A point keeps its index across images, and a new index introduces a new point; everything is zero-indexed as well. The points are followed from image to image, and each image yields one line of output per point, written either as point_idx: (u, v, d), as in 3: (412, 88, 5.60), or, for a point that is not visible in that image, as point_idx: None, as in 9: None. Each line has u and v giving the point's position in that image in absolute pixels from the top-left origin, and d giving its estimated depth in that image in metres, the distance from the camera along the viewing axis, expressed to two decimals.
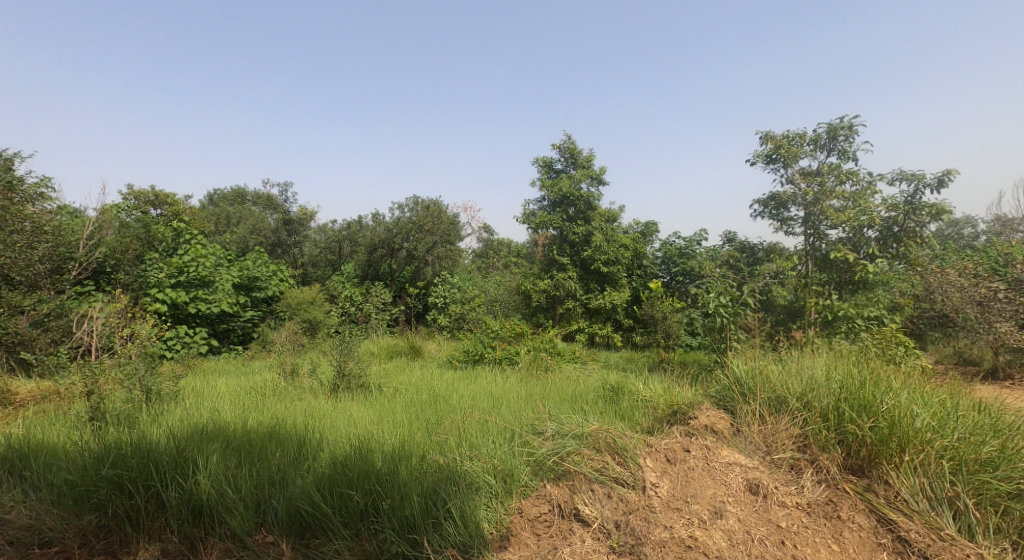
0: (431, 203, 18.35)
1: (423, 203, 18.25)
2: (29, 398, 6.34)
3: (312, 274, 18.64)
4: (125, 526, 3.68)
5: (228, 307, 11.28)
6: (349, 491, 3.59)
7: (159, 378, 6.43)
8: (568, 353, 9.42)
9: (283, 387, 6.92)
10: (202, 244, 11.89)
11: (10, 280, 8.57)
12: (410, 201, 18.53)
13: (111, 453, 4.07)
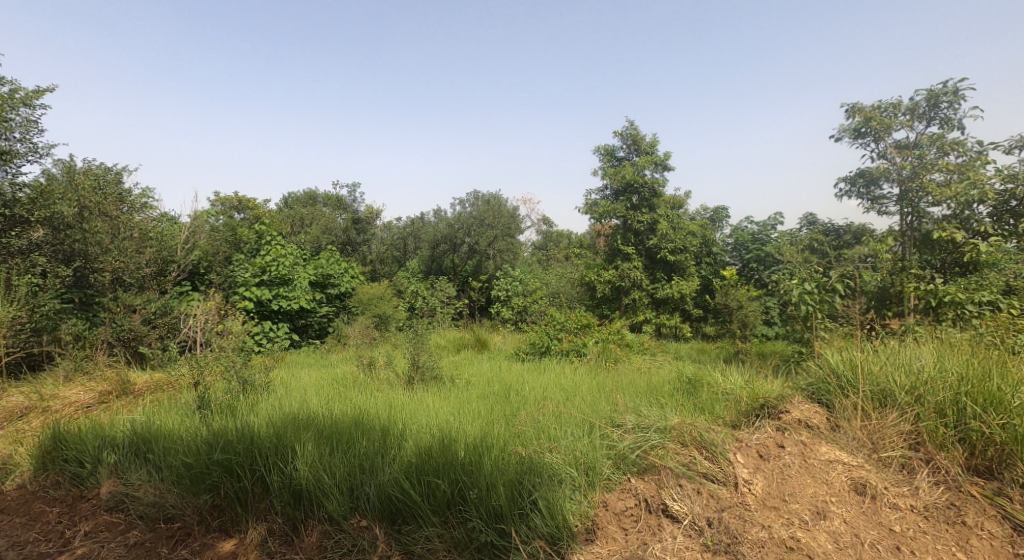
0: (491, 198, 18.88)
1: (483, 198, 18.85)
2: (146, 387, 7.01)
3: (380, 270, 19.28)
4: (236, 506, 3.98)
5: (305, 304, 11.91)
6: (436, 479, 3.68)
7: (253, 370, 6.91)
8: (637, 344, 9.19)
9: (362, 378, 7.23)
10: (281, 245, 12.57)
11: (122, 281, 9.45)
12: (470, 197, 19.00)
13: (220, 439, 4.41)
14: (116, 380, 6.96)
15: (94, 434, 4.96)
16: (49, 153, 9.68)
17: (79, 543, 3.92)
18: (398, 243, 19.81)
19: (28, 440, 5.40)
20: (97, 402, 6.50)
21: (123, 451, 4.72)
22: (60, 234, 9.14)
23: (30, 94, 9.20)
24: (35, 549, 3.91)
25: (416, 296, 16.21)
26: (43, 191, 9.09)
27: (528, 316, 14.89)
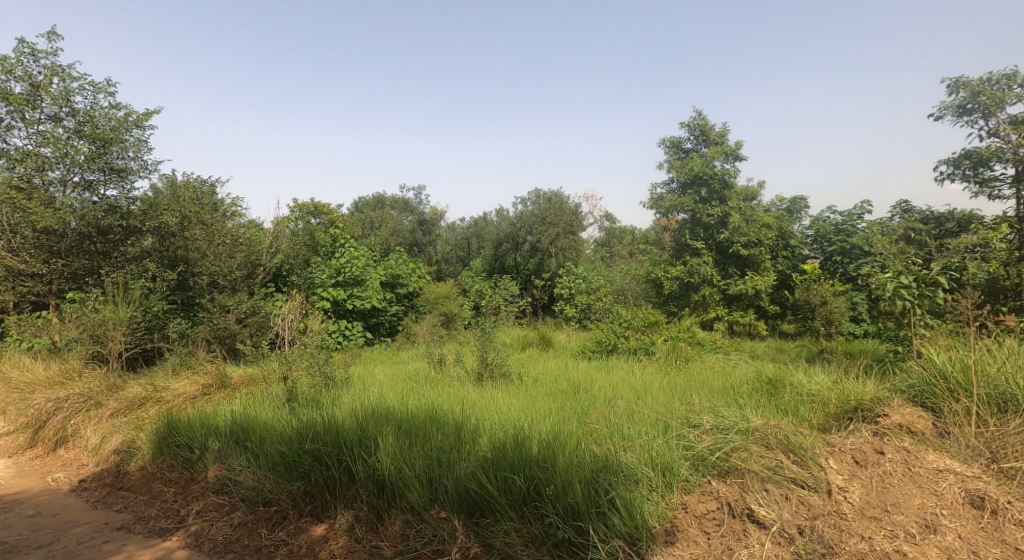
0: (554, 195, 18.76)
1: (546, 195, 18.74)
2: (241, 381, 7.58)
3: (445, 270, 19.74)
4: (325, 493, 4.22)
5: (378, 303, 12.62)
6: (512, 475, 3.71)
7: (333, 366, 7.28)
8: (709, 343, 8.81)
9: (434, 375, 7.43)
10: (354, 248, 13.30)
11: (217, 284, 10.27)
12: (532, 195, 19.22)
13: (309, 430, 4.69)
14: (216, 374, 7.56)
15: (200, 423, 5.42)
16: (157, 169, 10.70)
17: (192, 521, 4.31)
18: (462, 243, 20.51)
19: (145, 427, 5.98)
20: (201, 394, 7.09)
21: (225, 439, 5.12)
22: (167, 241, 10.15)
23: (144, 118, 10.25)
24: (157, 525, 4.35)
25: (481, 296, 16.43)
26: (151, 204, 9.95)
27: (591, 314, 14.64)
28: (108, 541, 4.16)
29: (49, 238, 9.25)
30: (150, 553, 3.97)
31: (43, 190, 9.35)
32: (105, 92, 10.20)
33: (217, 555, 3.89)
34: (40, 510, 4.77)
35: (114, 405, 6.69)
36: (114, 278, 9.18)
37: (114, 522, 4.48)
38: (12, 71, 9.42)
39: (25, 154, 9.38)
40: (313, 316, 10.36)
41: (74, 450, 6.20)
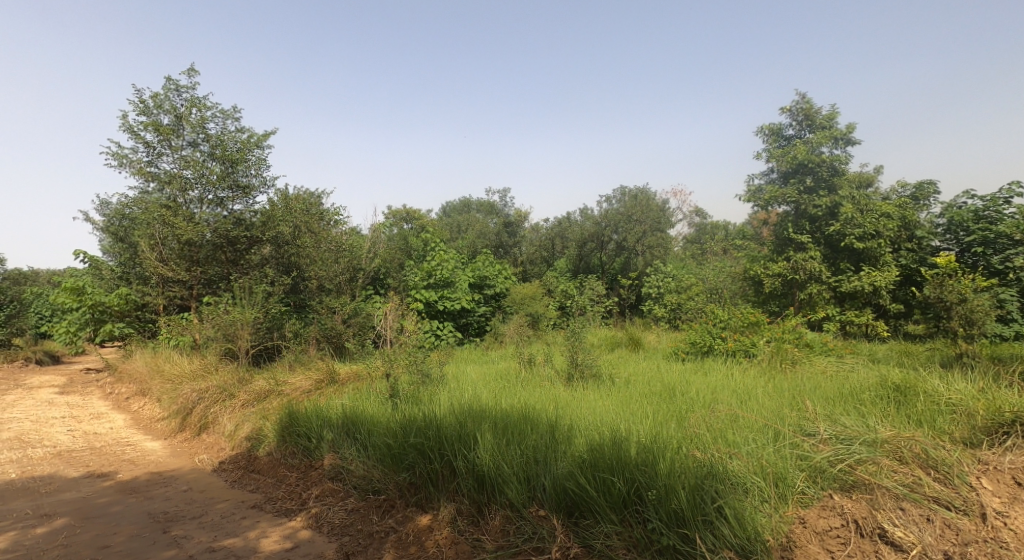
0: (639, 192, 18.43)
1: (631, 193, 18.45)
2: (348, 376, 8.12)
3: (530, 271, 19.84)
4: (429, 485, 4.40)
5: (467, 304, 13.01)
6: (611, 477, 3.64)
7: (430, 364, 7.56)
8: (819, 344, 8.11)
9: (525, 374, 7.50)
10: (443, 250, 13.61)
11: (324, 287, 10.98)
12: (616, 193, 18.91)
13: (413, 425, 4.94)
14: (326, 370, 8.15)
15: (316, 415, 5.89)
16: (274, 184, 11.74)
17: (313, 504, 4.69)
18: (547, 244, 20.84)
19: (270, 416, 6.59)
20: (315, 388, 7.67)
21: (337, 431, 5.52)
22: (282, 249, 11.18)
23: (263, 138, 11.31)
24: (284, 506, 4.77)
25: (566, 296, 16.33)
26: (270, 216, 11.06)
27: (681, 313, 14.06)
28: (245, 517, 4.62)
29: (192, 249, 10.66)
30: (279, 530, 4.36)
31: (185, 208, 10.65)
32: (232, 118, 11.39)
33: (335, 536, 4.19)
34: (190, 487, 5.40)
35: (244, 397, 7.43)
36: (242, 283, 10.31)
37: (249, 501, 4.97)
38: (161, 105, 10.76)
39: (171, 176, 10.69)
40: (408, 315, 10.77)
41: (214, 435, 6.97)
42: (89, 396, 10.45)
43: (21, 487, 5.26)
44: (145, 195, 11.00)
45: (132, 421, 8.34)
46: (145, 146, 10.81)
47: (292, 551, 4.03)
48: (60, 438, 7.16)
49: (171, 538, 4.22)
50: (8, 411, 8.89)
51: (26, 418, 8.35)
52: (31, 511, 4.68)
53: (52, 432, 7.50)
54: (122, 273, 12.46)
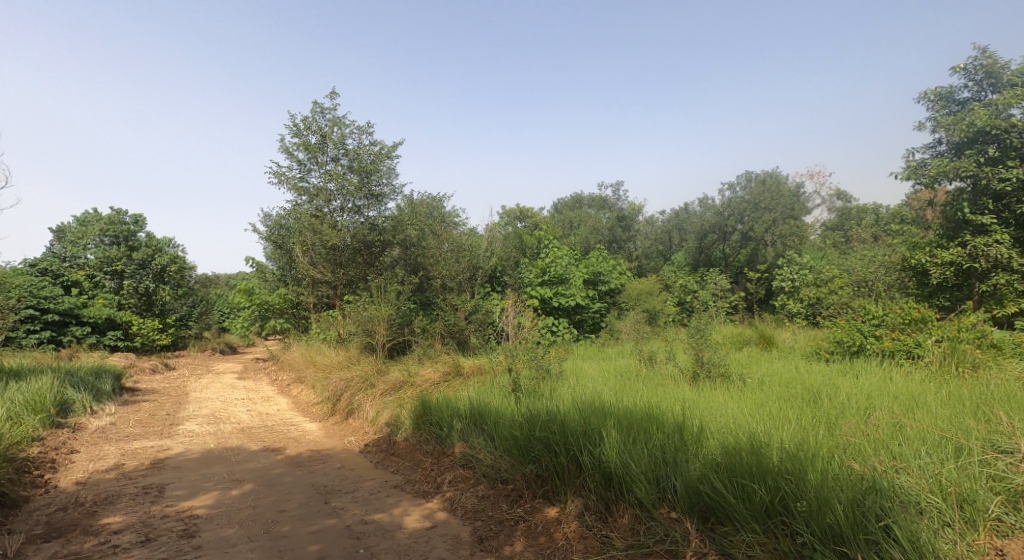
0: (767, 177, 17.44)
1: (758, 178, 17.44)
2: (472, 370, 8.50)
3: (645, 266, 20.82)
4: (556, 479, 4.48)
5: (582, 300, 12.95)
6: (752, 484, 3.43)
7: (550, 360, 7.67)
8: (1009, 345, 6.84)
9: (646, 372, 7.31)
10: (556, 248, 13.77)
11: (446, 286, 11.52)
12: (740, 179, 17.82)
13: (538, 419, 5.06)
14: (452, 364, 8.60)
15: (447, 405, 6.29)
16: (403, 191, 12.68)
17: (447, 488, 5.01)
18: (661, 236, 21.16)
19: (406, 405, 7.13)
20: (443, 380, 8.14)
21: (467, 422, 5.85)
22: (409, 251, 11.96)
23: (393, 149, 12.26)
24: (421, 488, 5.14)
25: (687, 291, 15.57)
26: (398, 221, 11.92)
27: (821, 308, 12.77)
28: (389, 495, 5.06)
29: (335, 254, 11.84)
30: (419, 510, 4.70)
31: (329, 216, 11.87)
32: (367, 133, 12.47)
33: (468, 520, 4.43)
34: (343, 464, 6.03)
35: (382, 386, 8.10)
36: (377, 283, 11.29)
37: (392, 481, 5.42)
38: (309, 126, 12.07)
39: (318, 189, 11.93)
40: (527, 310, 10.97)
41: (359, 420, 7.70)
42: (260, 381, 12.07)
43: (217, 455, 6.24)
44: (297, 207, 12.37)
45: (293, 404, 9.49)
46: (297, 164, 12.20)
47: (432, 530, 4.33)
48: (241, 416, 8.37)
49: (332, 508, 4.74)
50: (203, 392, 10.57)
51: (215, 398, 9.89)
52: (226, 475, 5.53)
53: (235, 411, 8.81)
54: (281, 276, 14.21)
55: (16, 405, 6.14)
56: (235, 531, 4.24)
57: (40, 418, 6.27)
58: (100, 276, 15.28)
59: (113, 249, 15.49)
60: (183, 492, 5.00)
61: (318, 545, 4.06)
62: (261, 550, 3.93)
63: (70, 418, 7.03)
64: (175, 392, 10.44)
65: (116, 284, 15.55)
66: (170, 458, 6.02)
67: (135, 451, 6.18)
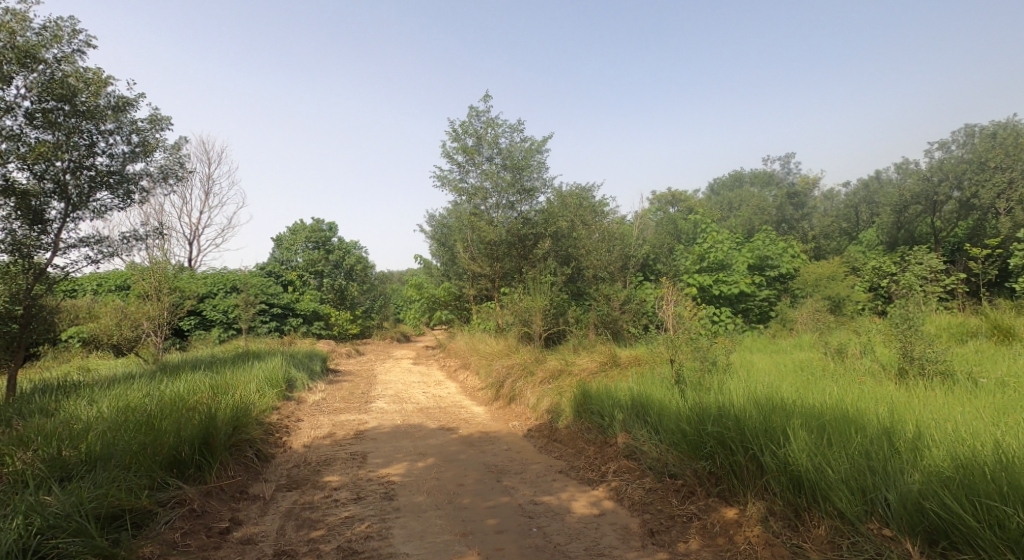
0: (999, 129, 14.31)
1: (984, 132, 14.47)
2: (630, 360, 8.35)
3: (825, 248, 18.26)
4: (732, 478, 4.24)
5: (746, 287, 11.72)
6: (1003, 507, 2.89)
7: (717, 351, 7.21)
8: None
9: (834, 367, 6.51)
10: (716, 232, 12.82)
11: (599, 276, 11.45)
12: (956, 136, 15.00)
13: (709, 414, 4.85)
14: (608, 354, 8.54)
15: (607, 395, 6.32)
16: (553, 184, 12.92)
17: (611, 478, 5.03)
18: (844, 212, 18.57)
19: (566, 393, 7.30)
20: (600, 369, 8.14)
21: (629, 412, 5.82)
22: (561, 243, 12.17)
23: (543, 144, 12.56)
24: (586, 475, 5.23)
25: (880, 274, 13.46)
26: (549, 214, 12.20)
27: None
28: (556, 479, 5.24)
29: (492, 249, 12.52)
30: (586, 496, 4.79)
31: (486, 213, 12.54)
32: (519, 130, 12.92)
33: (637, 511, 4.39)
34: (511, 446, 6.38)
35: (541, 374, 8.37)
36: (532, 274, 11.71)
37: (557, 465, 5.59)
38: (466, 130, 12.85)
39: (475, 190, 12.63)
40: (685, 298, 10.41)
41: (521, 405, 8.05)
42: (431, 367, 13.24)
43: (404, 430, 7.03)
44: (457, 207, 13.28)
45: (461, 388, 10.25)
46: (456, 167, 13.07)
47: (601, 517, 4.38)
48: (419, 398, 9.28)
49: (504, 486, 5.05)
50: (387, 375, 11.92)
51: (397, 380, 11.13)
52: (412, 449, 6.20)
53: (413, 392, 9.82)
54: (445, 271, 15.39)
55: (260, 380, 7.57)
56: (424, 499, 4.74)
57: (276, 391, 7.65)
58: (307, 275, 18.09)
59: (315, 252, 18.23)
60: (380, 460, 5.72)
61: (496, 520, 4.35)
62: (448, 518, 4.34)
63: (294, 392, 8.46)
64: (366, 374, 11.97)
65: (318, 282, 18.25)
66: (368, 430, 6.92)
67: (341, 423, 7.23)
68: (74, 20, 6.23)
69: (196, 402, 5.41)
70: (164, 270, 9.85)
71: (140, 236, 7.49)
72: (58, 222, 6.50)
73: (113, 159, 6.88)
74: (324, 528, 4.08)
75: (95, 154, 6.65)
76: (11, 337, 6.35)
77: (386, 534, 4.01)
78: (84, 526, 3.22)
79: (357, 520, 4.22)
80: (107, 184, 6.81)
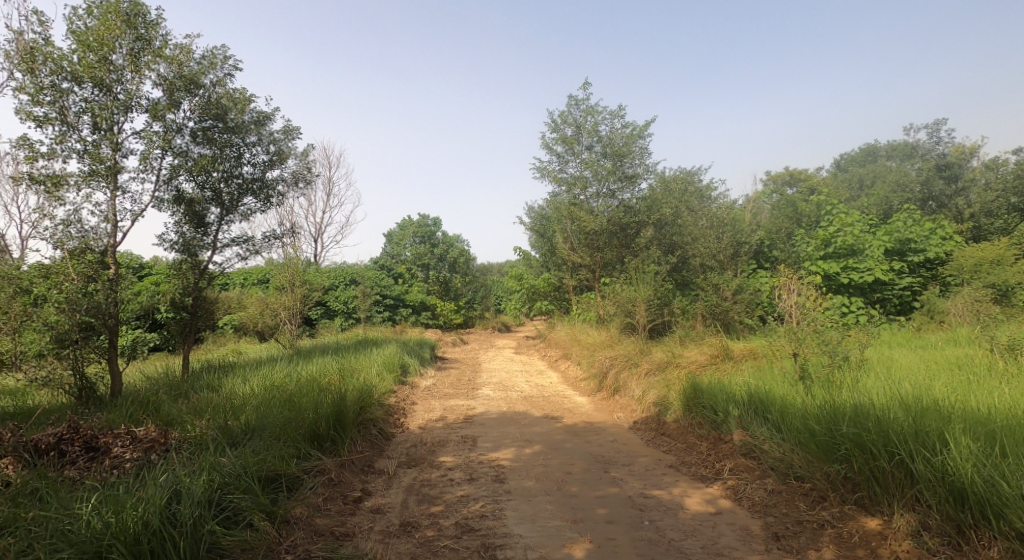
0: None
1: None
2: (744, 355, 7.82)
3: (986, 228, 15.78)
4: (873, 485, 3.82)
5: (883, 274, 10.47)
6: None
7: (850, 345, 6.50)
8: None
9: (1001, 366, 5.62)
10: (844, 214, 11.58)
11: (705, 266, 10.77)
12: None
13: (842, 414, 4.39)
14: (720, 346, 8.03)
15: (721, 390, 5.98)
16: (656, 169, 12.52)
17: (727, 476, 4.75)
18: (1013, 184, 15.78)
19: (674, 386, 7.02)
20: (711, 363, 7.72)
21: (746, 409, 5.45)
22: (664, 230, 11.85)
23: (645, 129, 12.14)
24: (699, 471, 4.98)
25: None
26: (652, 200, 11.95)
27: None
28: (666, 474, 5.04)
29: (593, 239, 12.34)
30: (700, 493, 4.56)
31: (586, 203, 12.41)
32: (620, 116, 12.57)
33: (758, 513, 4.10)
34: (617, 438, 6.25)
35: (647, 366, 8.12)
36: (635, 264, 11.37)
37: (667, 460, 5.39)
38: (565, 120, 12.72)
39: (575, 179, 12.53)
40: (809, 285, 9.48)
41: (625, 397, 7.86)
42: (533, 356, 13.35)
43: (509, 417, 7.16)
44: (556, 198, 13.25)
45: (563, 378, 10.24)
46: (556, 158, 13.01)
47: (717, 516, 4.14)
48: (523, 386, 9.41)
49: (612, 477, 4.96)
50: (491, 363, 12.22)
51: (501, 369, 11.37)
52: (519, 435, 6.30)
53: (517, 380, 9.97)
54: (544, 262, 15.36)
55: (380, 365, 8.11)
56: (533, 484, 4.79)
57: (393, 375, 8.15)
58: (415, 268, 19.06)
59: (422, 246, 19.18)
60: (489, 445, 5.87)
61: (606, 510, 4.28)
62: (558, 505, 4.35)
63: (408, 377, 8.96)
64: (471, 362, 12.37)
65: (425, 274, 19.15)
66: (476, 415, 7.14)
67: (451, 408, 7.53)
68: (224, 47, 7.03)
69: (328, 383, 5.92)
70: (295, 264, 10.87)
71: (277, 234, 8.31)
72: (216, 225, 7.37)
73: (255, 166, 7.64)
74: (442, 504, 4.27)
75: (242, 164, 7.42)
76: (184, 322, 7.32)
77: (498, 515, 4.11)
78: (251, 486, 3.65)
79: (471, 500, 4.37)
80: (251, 189, 7.60)
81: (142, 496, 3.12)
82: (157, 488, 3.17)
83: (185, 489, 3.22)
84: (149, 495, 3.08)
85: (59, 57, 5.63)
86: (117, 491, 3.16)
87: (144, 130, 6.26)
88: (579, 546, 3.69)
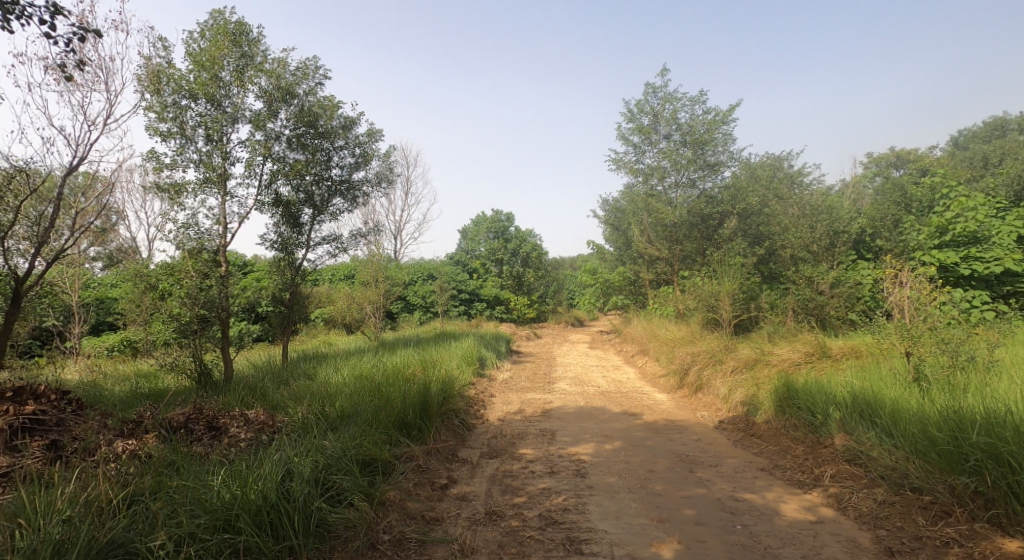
0: None
1: None
2: (843, 353, 7.23)
3: None
4: (1014, 502, 3.41)
5: (1014, 265, 9.19)
6: None
7: (975, 345, 5.81)
8: None
9: None
10: (965, 196, 10.28)
11: (795, 258, 9.97)
12: None
13: (971, 421, 3.95)
14: (815, 343, 7.45)
15: (819, 390, 5.56)
16: (739, 157, 11.92)
17: (828, 482, 4.41)
18: None
19: (764, 385, 6.62)
20: (805, 361, 7.19)
21: (849, 412, 5.03)
22: (750, 221, 11.35)
23: (728, 114, 11.53)
24: (795, 476, 4.65)
25: None
26: (736, 188, 11.50)
27: None
28: (757, 477, 4.76)
29: (671, 231, 11.83)
30: (798, 499, 4.26)
31: (664, 194, 12.03)
32: (700, 102, 12.01)
33: (868, 525, 3.76)
34: (701, 437, 5.99)
35: (733, 363, 7.73)
36: (718, 256, 10.85)
37: (757, 462, 5.09)
38: (642, 109, 12.32)
39: (652, 169, 12.16)
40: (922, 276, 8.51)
41: (709, 395, 7.52)
42: (609, 351, 13.12)
43: (588, 412, 7.07)
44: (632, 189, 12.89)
45: (641, 373, 9.97)
46: (632, 148, 12.65)
47: (819, 524, 3.85)
48: (599, 381, 9.26)
49: (698, 478, 4.76)
50: (566, 358, 12.14)
51: (576, 363, 11.26)
52: (598, 430, 6.21)
53: (593, 375, 9.84)
54: (619, 255, 14.99)
55: (459, 358, 8.29)
56: (615, 480, 4.69)
57: (472, 368, 8.31)
58: (489, 263, 19.30)
59: (496, 242, 19.38)
60: (568, 439, 5.83)
61: (693, 511, 4.11)
62: (642, 503, 4.23)
63: (485, 370, 9.09)
64: (547, 356, 12.35)
65: (500, 269, 19.34)
66: (553, 409, 7.11)
67: (528, 401, 7.55)
68: (316, 57, 7.43)
69: (413, 374, 6.12)
70: (377, 261, 11.35)
71: (363, 233, 8.71)
72: (309, 224, 7.83)
73: (343, 168, 8.04)
74: (525, 496, 4.28)
75: (331, 166, 7.83)
76: (281, 315, 7.84)
77: (581, 510, 4.06)
78: (351, 468, 3.85)
79: (553, 493, 4.35)
80: (340, 190, 8.02)
81: (261, 472, 3.37)
82: (274, 466, 3.42)
83: (298, 468, 3.45)
84: (266, 471, 3.32)
85: (179, 77, 6.19)
86: (241, 466, 3.43)
87: (248, 140, 6.75)
88: (668, 546, 3.57)
